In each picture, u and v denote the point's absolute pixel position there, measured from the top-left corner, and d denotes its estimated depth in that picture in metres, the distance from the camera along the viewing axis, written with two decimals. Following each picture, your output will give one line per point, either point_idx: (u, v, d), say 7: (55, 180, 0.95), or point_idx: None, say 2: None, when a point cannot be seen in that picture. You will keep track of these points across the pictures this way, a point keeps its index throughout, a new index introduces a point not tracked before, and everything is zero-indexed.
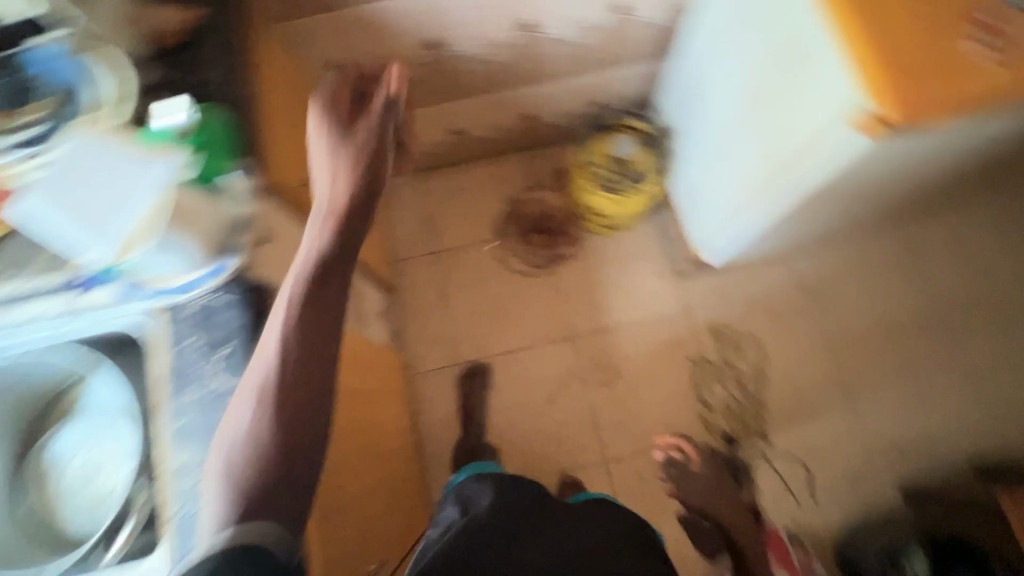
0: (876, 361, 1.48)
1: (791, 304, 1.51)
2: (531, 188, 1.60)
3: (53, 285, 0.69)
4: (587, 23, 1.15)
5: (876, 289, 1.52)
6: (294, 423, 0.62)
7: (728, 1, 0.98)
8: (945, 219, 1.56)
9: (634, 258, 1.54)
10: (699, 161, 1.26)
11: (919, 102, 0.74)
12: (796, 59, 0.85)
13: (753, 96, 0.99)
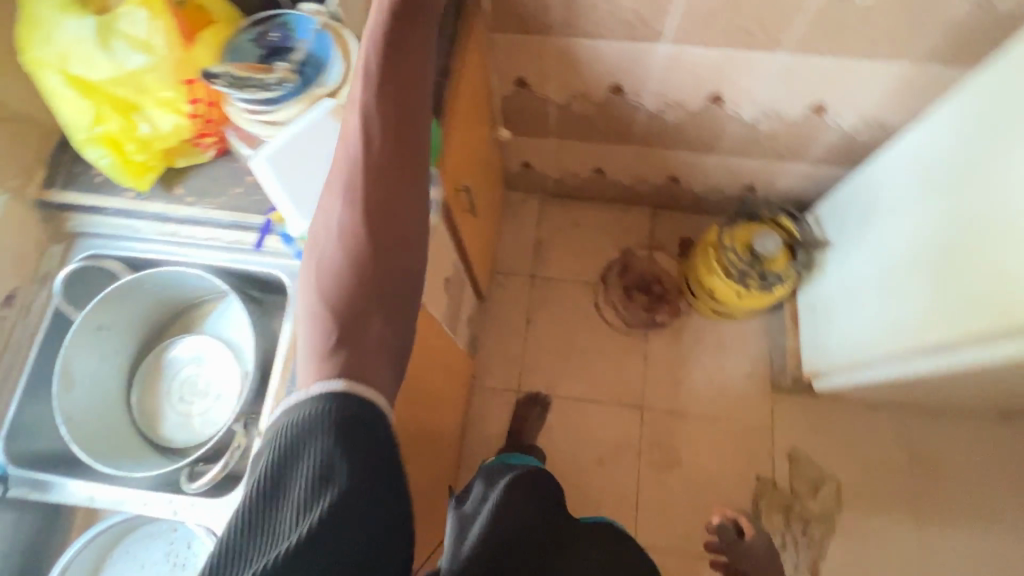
0: (961, 557, 1.32)
1: (884, 460, 1.38)
2: (649, 248, 1.57)
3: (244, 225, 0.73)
4: (780, 112, 1.10)
5: (985, 478, 1.36)
6: (371, 256, 0.61)
7: (957, 138, 0.90)
8: None
9: (731, 352, 1.46)
10: (848, 284, 1.17)
11: None
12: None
13: (950, 241, 0.90)
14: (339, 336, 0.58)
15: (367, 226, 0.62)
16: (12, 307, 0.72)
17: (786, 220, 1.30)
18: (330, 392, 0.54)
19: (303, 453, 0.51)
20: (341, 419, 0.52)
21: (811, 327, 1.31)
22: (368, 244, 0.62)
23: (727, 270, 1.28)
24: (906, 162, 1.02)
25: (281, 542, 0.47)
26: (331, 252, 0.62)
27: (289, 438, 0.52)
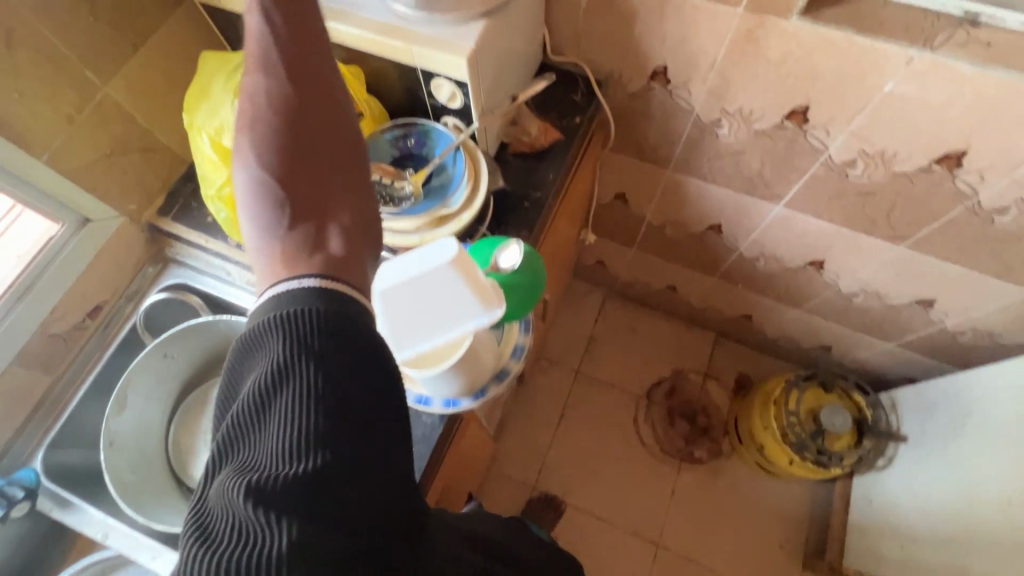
0: None
1: None
2: (704, 375, 1.49)
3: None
4: (881, 294, 1.04)
5: None
6: (319, 131, 0.47)
7: None
8: None
9: (767, 512, 1.36)
10: (910, 490, 1.09)
11: None
12: None
13: None
14: (296, 218, 0.43)
15: (317, 93, 0.48)
16: (95, 319, 0.75)
17: (863, 399, 1.22)
18: (300, 286, 0.40)
19: (277, 358, 0.38)
20: (344, 312, 0.39)
21: (861, 518, 1.20)
22: (314, 126, 0.47)
23: (787, 434, 1.20)
24: (996, 390, 0.96)
25: (277, 471, 0.35)
26: (268, 131, 0.46)
27: (278, 329, 0.38)
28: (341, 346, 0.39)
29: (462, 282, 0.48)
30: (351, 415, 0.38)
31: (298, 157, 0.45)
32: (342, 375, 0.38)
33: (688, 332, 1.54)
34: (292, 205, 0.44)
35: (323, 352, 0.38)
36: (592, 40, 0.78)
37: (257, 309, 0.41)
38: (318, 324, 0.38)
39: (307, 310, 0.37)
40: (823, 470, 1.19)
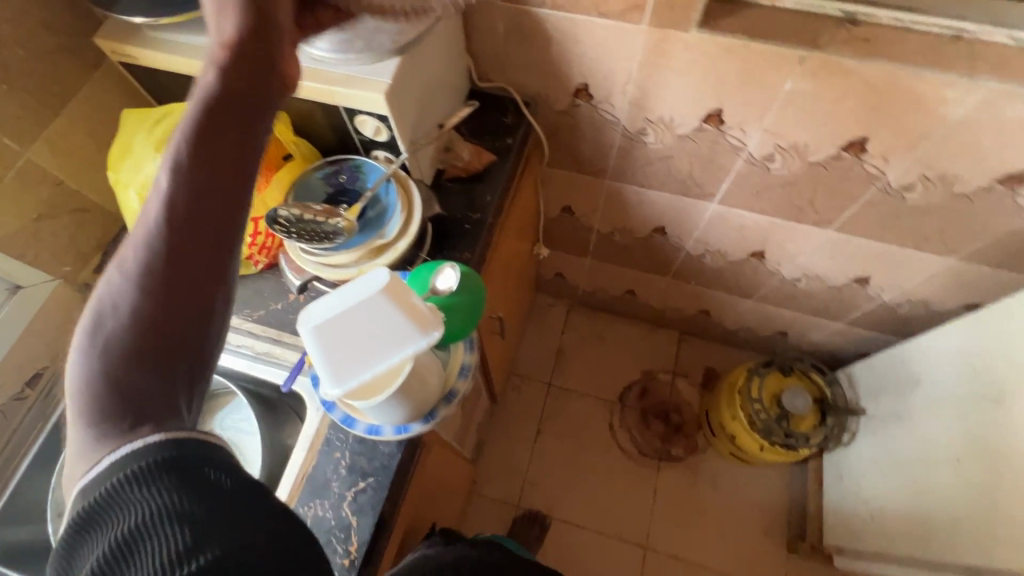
0: None
1: None
2: (672, 372, 1.52)
3: (279, 355, 0.70)
4: (820, 277, 1.09)
5: None
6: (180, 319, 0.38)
7: (984, 343, 0.90)
8: None
9: (746, 499, 1.38)
10: (876, 464, 1.11)
11: None
12: None
13: (982, 449, 0.86)
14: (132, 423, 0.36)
15: (191, 271, 0.39)
16: (35, 386, 0.73)
17: (819, 377, 1.27)
18: (135, 445, 0.35)
19: (123, 509, 0.34)
20: (194, 448, 0.36)
21: (834, 496, 1.23)
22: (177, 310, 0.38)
23: (753, 421, 1.24)
24: (936, 355, 1.01)
25: None
26: (125, 287, 0.38)
27: (130, 460, 0.35)
28: (204, 454, 0.37)
29: (395, 309, 0.50)
30: (231, 510, 0.36)
31: (148, 349, 0.38)
32: (209, 486, 0.36)
33: (653, 333, 1.57)
34: (136, 370, 0.37)
35: (187, 460, 0.36)
36: (514, 67, 0.82)
37: (87, 475, 0.35)
38: (172, 439, 0.36)
39: (148, 458, 0.35)
40: (792, 453, 1.23)
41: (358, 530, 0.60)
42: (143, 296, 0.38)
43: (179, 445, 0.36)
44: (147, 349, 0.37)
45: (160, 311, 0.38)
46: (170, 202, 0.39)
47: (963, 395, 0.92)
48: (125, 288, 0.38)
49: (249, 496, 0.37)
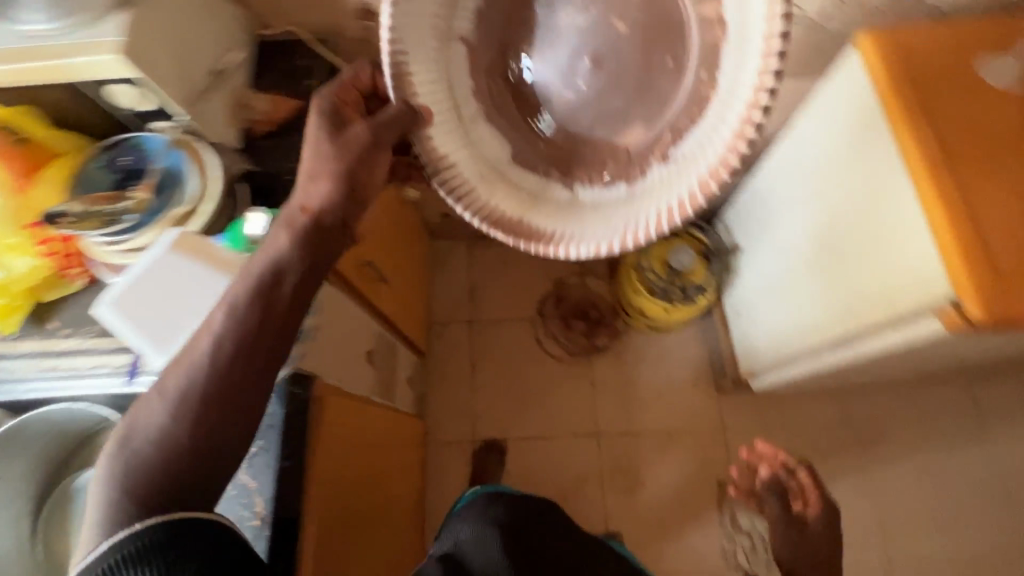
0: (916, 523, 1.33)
1: (831, 442, 1.40)
2: (578, 273, 1.59)
3: (105, 364, 0.67)
4: None
5: (933, 446, 1.38)
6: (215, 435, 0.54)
7: (804, 145, 0.97)
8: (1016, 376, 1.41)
9: (672, 362, 1.49)
10: (758, 288, 1.22)
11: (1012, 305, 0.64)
12: (869, 220, 0.81)
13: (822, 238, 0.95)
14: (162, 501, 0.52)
15: (223, 395, 0.55)
16: None
17: (697, 233, 1.37)
18: (141, 528, 0.50)
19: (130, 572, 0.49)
20: (181, 524, 0.51)
21: (739, 330, 1.35)
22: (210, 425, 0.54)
23: (650, 289, 1.33)
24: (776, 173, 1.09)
25: None
26: (163, 415, 0.54)
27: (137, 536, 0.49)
28: (190, 524, 0.51)
29: (191, 262, 0.59)
30: (213, 561, 0.50)
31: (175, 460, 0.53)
32: (194, 548, 0.50)
33: None
34: (158, 477, 0.52)
35: (179, 531, 0.50)
36: (292, 4, 0.80)
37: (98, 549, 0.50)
38: (166, 520, 0.50)
39: (146, 534, 0.50)
40: (692, 306, 1.34)
41: (260, 488, 0.65)
42: (176, 421, 0.54)
43: (171, 523, 0.51)
44: (174, 458, 0.53)
45: (192, 432, 0.54)
46: (221, 341, 0.55)
47: (803, 211, 1.00)
48: (164, 416, 0.54)
49: (225, 549, 0.52)
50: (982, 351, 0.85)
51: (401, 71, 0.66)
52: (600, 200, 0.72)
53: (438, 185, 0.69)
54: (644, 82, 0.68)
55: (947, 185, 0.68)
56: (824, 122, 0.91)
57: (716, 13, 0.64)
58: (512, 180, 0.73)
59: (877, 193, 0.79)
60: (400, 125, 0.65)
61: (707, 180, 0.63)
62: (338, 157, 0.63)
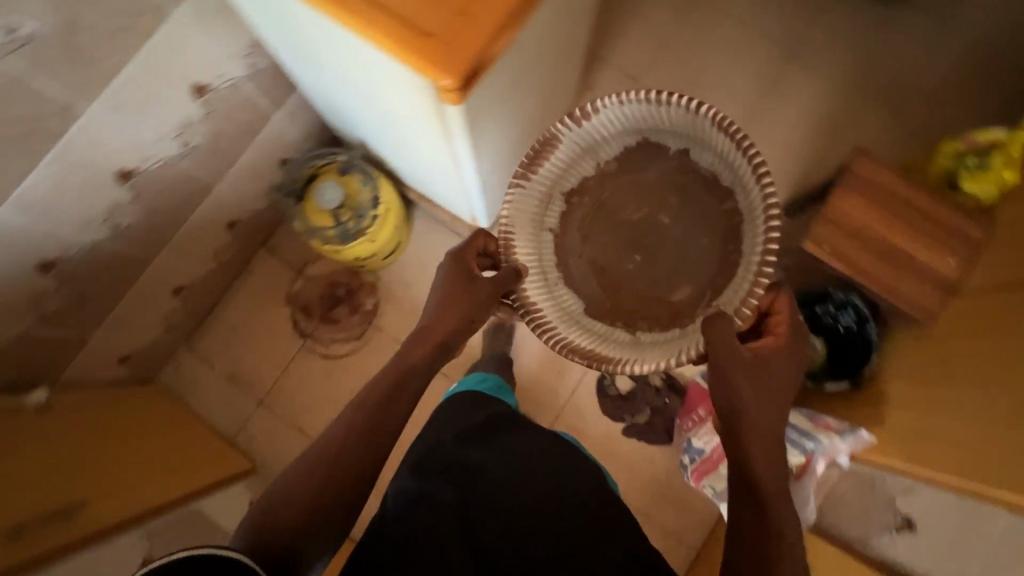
0: None
1: None
2: (298, 274, 1.47)
3: None
4: (177, 124, 0.99)
5: None
6: (331, 481, 0.78)
7: (268, 30, 0.88)
8: (629, 28, 1.55)
9: (430, 262, 1.47)
10: (401, 159, 1.18)
11: (475, 44, 0.63)
12: (345, 59, 0.77)
13: (360, 93, 0.90)
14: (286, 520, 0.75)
15: (348, 448, 0.80)
16: None
17: (334, 155, 1.27)
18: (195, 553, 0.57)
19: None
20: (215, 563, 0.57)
21: (435, 196, 1.31)
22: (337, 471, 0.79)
23: (332, 241, 1.25)
24: (291, 66, 0.99)
25: None
26: (307, 471, 0.79)
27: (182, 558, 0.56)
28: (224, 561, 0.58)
29: None
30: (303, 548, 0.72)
31: (308, 489, 0.77)
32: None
33: (255, 275, 1.47)
34: (293, 511, 0.76)
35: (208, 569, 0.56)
36: None
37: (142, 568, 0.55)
38: (220, 558, 0.58)
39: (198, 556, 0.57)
40: (382, 220, 1.28)
41: None
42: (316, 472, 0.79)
43: (220, 560, 0.58)
44: (313, 492, 0.77)
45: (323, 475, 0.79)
46: (349, 419, 0.83)
47: (343, 92, 0.95)
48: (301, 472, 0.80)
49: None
50: (522, 83, 0.95)
51: (510, 248, 1.05)
52: (653, 335, 1.08)
53: (527, 315, 1.05)
54: (681, 254, 1.11)
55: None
56: (257, 7, 0.82)
57: (733, 207, 1.06)
58: (585, 326, 1.09)
59: (334, 48, 0.76)
60: (501, 281, 0.95)
61: (749, 300, 0.92)
62: (465, 296, 0.91)
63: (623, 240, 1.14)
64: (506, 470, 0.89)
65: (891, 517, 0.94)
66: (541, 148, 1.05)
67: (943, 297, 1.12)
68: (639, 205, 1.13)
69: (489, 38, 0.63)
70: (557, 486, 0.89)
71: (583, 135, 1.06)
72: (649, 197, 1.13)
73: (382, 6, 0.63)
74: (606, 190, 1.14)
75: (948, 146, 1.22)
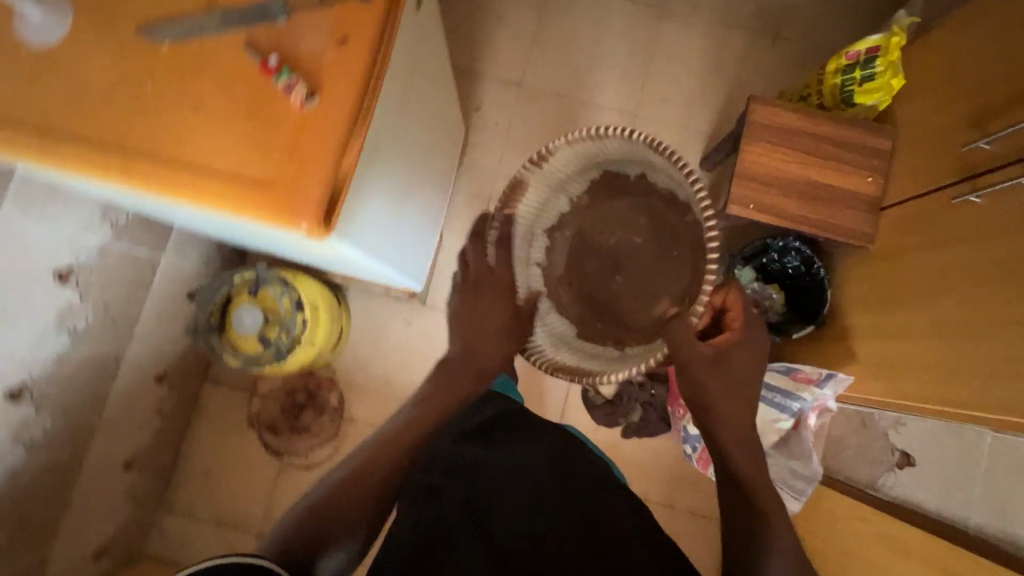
0: None
1: None
2: (252, 395, 1.40)
3: None
4: (53, 316, 0.90)
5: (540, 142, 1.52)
6: (360, 493, 0.79)
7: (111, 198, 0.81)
8: (497, 45, 1.54)
9: (380, 337, 1.41)
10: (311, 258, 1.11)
11: (320, 177, 0.57)
12: (199, 215, 0.70)
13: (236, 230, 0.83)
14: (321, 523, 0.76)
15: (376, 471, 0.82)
16: None
17: (238, 277, 1.19)
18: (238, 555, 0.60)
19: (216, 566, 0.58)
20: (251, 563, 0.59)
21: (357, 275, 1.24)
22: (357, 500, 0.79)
23: (272, 362, 1.18)
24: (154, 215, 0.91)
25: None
26: (342, 472, 0.82)
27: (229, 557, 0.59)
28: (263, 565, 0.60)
29: None
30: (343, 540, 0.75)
31: (343, 496, 0.78)
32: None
33: (209, 412, 1.39)
34: (332, 504, 0.78)
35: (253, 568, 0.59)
36: None
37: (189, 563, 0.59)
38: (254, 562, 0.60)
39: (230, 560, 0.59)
40: (311, 323, 1.20)
41: None
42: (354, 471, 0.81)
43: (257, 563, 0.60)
44: (351, 491, 0.79)
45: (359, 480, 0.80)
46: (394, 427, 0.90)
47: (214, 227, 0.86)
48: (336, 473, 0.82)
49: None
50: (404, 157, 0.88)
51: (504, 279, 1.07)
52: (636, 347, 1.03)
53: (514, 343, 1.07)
54: (659, 264, 1.07)
55: (146, 184, 0.57)
56: (79, 185, 0.72)
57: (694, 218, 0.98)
58: (576, 348, 1.06)
59: (182, 210, 0.69)
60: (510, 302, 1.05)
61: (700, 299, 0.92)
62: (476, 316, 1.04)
63: (601, 267, 1.10)
64: (514, 471, 0.90)
65: (888, 455, 0.96)
66: (509, 191, 1.05)
67: (874, 215, 1.13)
68: (616, 228, 1.11)
69: (336, 151, 0.58)
70: (565, 477, 0.92)
71: (547, 176, 1.04)
72: (621, 220, 1.10)
73: (206, 169, 0.57)
74: (583, 219, 1.12)
75: (833, 64, 1.22)
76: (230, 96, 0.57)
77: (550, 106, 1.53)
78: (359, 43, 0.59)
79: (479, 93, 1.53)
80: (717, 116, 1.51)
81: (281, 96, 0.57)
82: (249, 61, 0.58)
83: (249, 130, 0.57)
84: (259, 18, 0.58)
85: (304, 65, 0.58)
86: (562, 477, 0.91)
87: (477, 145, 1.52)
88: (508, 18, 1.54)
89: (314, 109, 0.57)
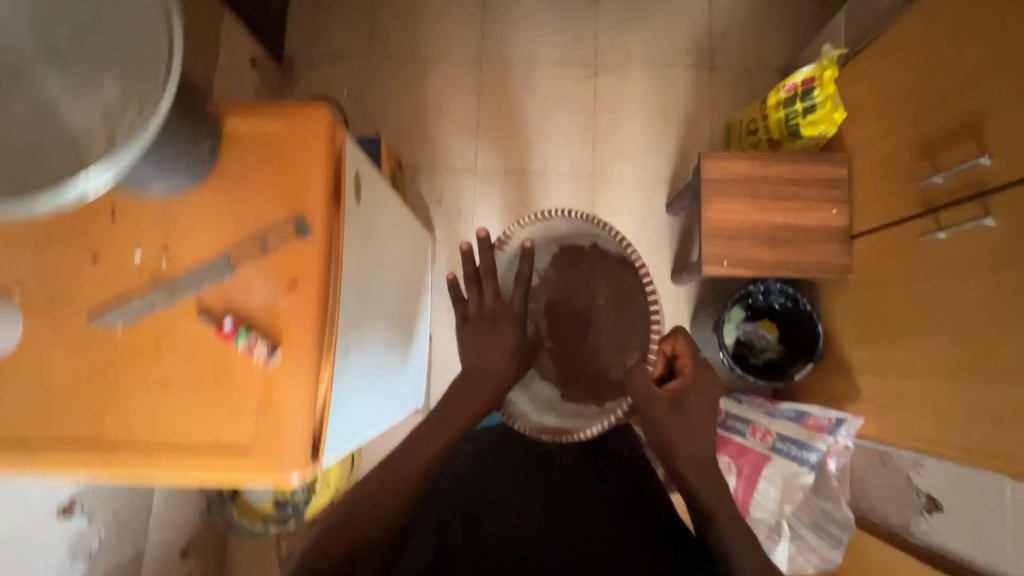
0: None
1: None
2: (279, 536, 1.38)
3: None
4: (68, 542, 0.90)
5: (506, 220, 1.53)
6: (378, 514, 0.69)
7: None
8: (445, 137, 1.56)
9: None
10: None
11: (295, 428, 0.57)
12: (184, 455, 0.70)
13: None
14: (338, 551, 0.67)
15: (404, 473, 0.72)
16: None
17: None
18: None
19: None
20: None
21: None
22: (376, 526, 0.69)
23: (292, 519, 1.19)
24: None
25: None
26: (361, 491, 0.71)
27: None
28: None
29: None
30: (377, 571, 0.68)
31: (364, 513, 0.69)
32: None
33: (239, 563, 1.38)
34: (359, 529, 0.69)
35: None
36: None
37: None
38: None
39: None
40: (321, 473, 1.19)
41: None
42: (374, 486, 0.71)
43: None
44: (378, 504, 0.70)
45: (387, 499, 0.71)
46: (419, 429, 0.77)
47: None
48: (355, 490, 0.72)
49: None
50: (384, 323, 0.89)
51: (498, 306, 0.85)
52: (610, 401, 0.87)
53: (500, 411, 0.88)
54: (626, 328, 0.88)
55: (127, 474, 0.57)
56: None
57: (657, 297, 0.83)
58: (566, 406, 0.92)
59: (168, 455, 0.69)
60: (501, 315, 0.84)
61: (650, 345, 0.81)
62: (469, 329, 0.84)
63: (573, 331, 0.93)
64: (524, 478, 0.90)
65: (915, 498, 0.95)
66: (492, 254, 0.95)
67: (846, 244, 1.14)
68: (586, 293, 0.92)
69: (305, 399, 0.57)
70: (563, 468, 0.93)
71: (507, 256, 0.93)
72: (588, 285, 0.92)
73: (181, 446, 0.57)
74: (552, 288, 0.94)
75: (772, 100, 1.23)
76: (194, 366, 0.58)
77: (509, 183, 1.54)
78: (306, 284, 0.59)
79: (439, 186, 1.54)
80: (672, 159, 1.53)
81: (242, 356, 0.58)
82: (204, 327, 0.58)
83: (217, 398, 0.57)
84: (206, 282, 0.59)
85: (258, 319, 0.58)
86: (564, 475, 0.91)
87: (446, 237, 1.52)
88: (451, 108, 1.57)
89: (276, 362, 0.57)
